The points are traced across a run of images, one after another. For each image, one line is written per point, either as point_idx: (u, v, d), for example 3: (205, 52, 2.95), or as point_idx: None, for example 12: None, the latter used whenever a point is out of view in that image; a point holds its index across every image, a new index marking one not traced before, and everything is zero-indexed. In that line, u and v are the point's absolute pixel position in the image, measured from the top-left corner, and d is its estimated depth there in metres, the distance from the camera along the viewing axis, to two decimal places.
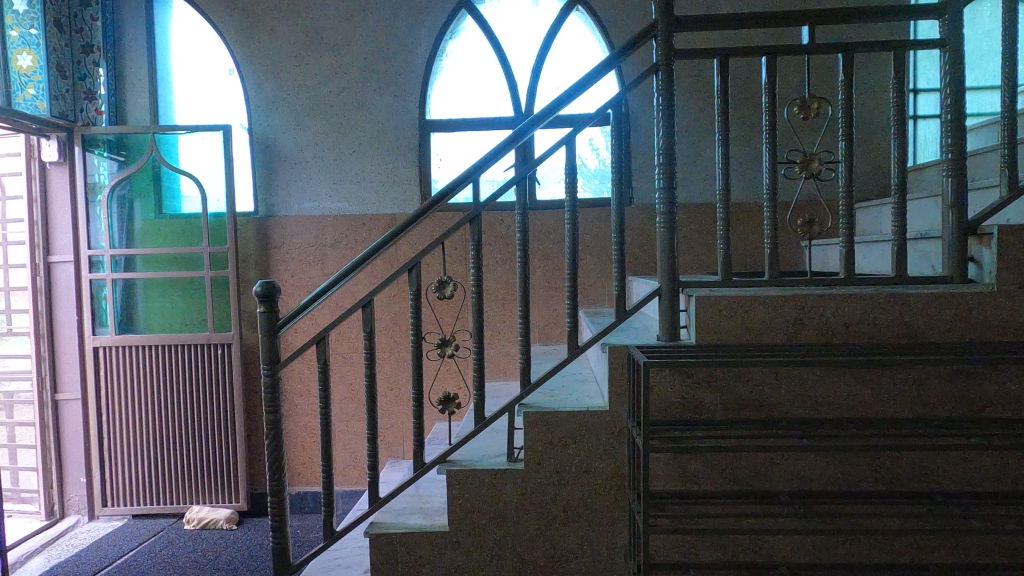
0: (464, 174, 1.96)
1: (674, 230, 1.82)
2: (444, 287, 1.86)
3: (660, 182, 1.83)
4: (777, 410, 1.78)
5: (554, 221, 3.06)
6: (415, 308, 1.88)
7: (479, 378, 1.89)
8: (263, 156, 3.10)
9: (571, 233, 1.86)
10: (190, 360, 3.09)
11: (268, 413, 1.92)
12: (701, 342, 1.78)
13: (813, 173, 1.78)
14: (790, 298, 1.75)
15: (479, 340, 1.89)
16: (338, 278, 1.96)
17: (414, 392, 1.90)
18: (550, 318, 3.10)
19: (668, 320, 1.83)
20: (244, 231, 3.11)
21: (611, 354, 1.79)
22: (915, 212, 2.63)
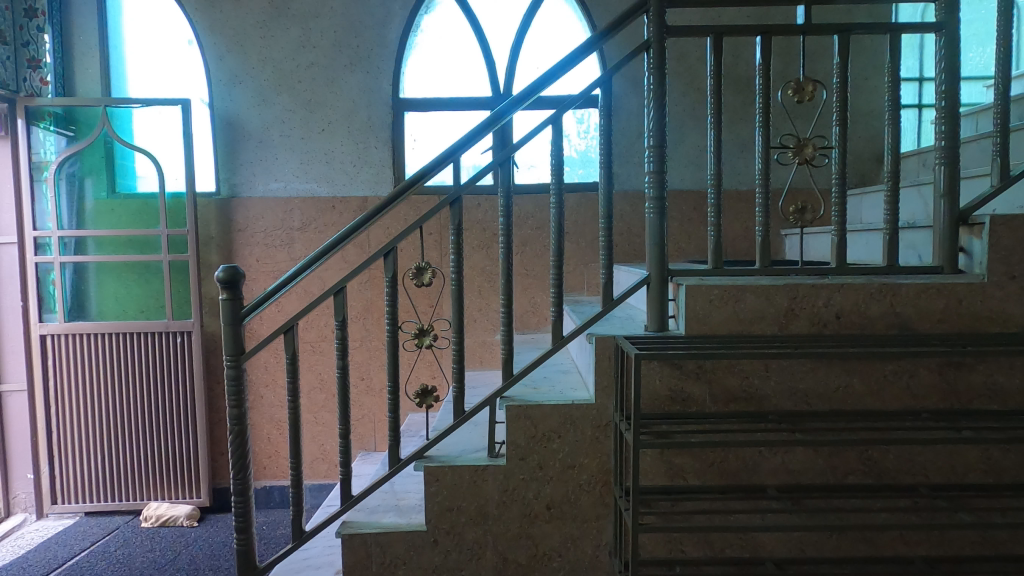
0: (442, 154, 1.84)
1: (665, 216, 1.75)
2: (422, 275, 1.75)
3: (651, 166, 1.75)
4: (767, 403, 1.73)
5: (534, 206, 2.97)
6: (391, 296, 1.78)
7: (459, 370, 1.79)
8: (226, 133, 2.92)
9: (556, 219, 1.77)
10: (147, 349, 2.91)
11: (231, 408, 1.78)
12: (691, 333, 1.71)
13: (806, 159, 1.72)
14: (782, 288, 1.70)
15: (459, 330, 1.79)
16: (306, 267, 1.82)
17: (390, 384, 1.80)
18: (528, 307, 3.01)
19: (656, 310, 1.76)
20: (205, 212, 2.93)
21: (597, 345, 1.71)
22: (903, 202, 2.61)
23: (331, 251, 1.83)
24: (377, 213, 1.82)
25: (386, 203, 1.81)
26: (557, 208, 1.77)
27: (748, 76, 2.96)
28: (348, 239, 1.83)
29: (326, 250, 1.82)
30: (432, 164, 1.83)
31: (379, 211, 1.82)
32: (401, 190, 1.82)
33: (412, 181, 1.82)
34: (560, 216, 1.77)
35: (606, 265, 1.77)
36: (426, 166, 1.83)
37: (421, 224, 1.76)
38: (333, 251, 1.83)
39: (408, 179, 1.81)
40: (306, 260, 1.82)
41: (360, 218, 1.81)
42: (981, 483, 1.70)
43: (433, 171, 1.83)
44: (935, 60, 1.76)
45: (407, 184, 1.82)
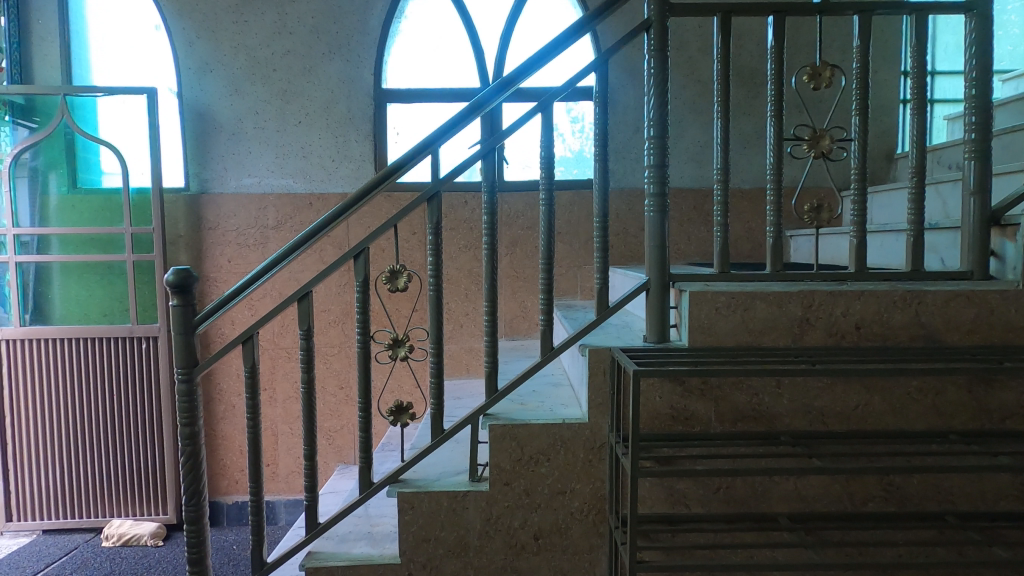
0: (420, 145, 1.66)
1: (666, 215, 1.58)
2: (396, 279, 1.57)
3: (651, 159, 1.57)
4: (779, 422, 1.56)
5: (524, 204, 2.80)
6: (361, 302, 1.60)
7: (437, 385, 1.61)
8: (195, 124, 2.73)
9: (545, 217, 1.59)
10: (109, 355, 2.72)
11: (182, 426, 1.60)
12: (695, 345, 1.54)
13: (823, 152, 1.55)
14: (797, 295, 1.53)
15: (438, 340, 1.61)
16: (270, 268, 1.63)
17: (360, 401, 1.61)
18: (518, 311, 2.83)
19: (656, 319, 1.59)
20: (173, 209, 2.74)
21: (592, 357, 1.54)
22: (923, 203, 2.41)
23: (297, 250, 1.65)
24: (348, 209, 1.64)
25: (357, 197, 1.63)
26: (547, 205, 1.59)
27: (752, 68, 2.79)
28: (315, 237, 1.64)
29: (292, 249, 1.63)
30: (410, 155, 1.65)
31: (350, 206, 1.64)
32: (374, 183, 1.64)
33: (386, 173, 1.64)
34: (549, 213, 1.59)
35: (600, 269, 1.59)
36: (402, 156, 1.65)
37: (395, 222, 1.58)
38: (299, 250, 1.64)
39: (382, 172, 1.63)
40: (270, 260, 1.63)
41: (328, 214, 1.63)
42: (1013, 512, 1.54)
43: (410, 162, 1.65)
44: (966, 43, 1.59)
45: (381, 177, 1.64)
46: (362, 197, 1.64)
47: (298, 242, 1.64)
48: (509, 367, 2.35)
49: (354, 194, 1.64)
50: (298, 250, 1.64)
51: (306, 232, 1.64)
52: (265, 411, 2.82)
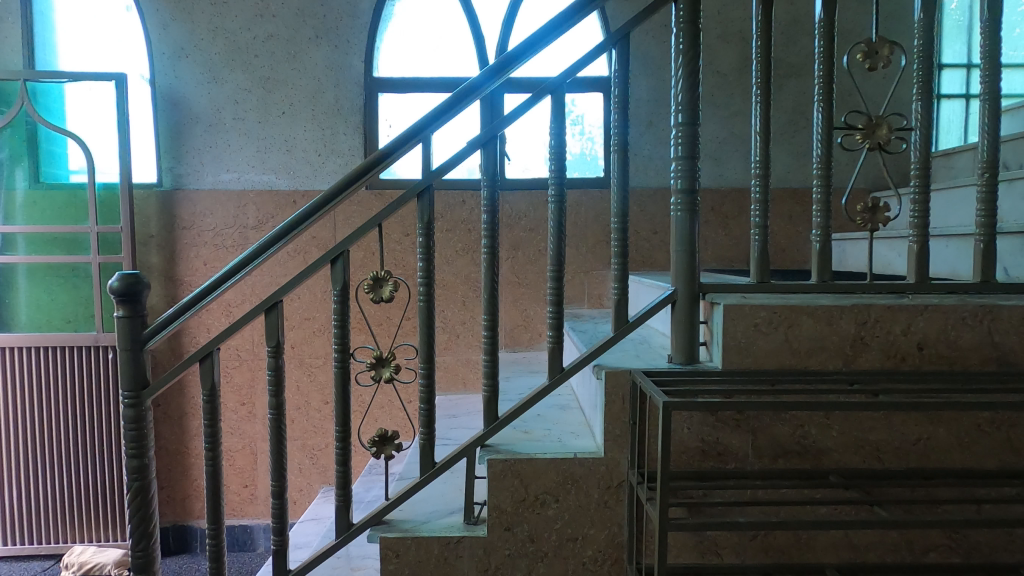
0: (410, 132, 1.42)
1: (696, 217, 1.35)
2: (379, 288, 1.34)
3: (679, 149, 1.35)
4: (826, 458, 1.33)
5: (527, 204, 2.57)
6: (339, 314, 1.36)
7: (427, 412, 1.37)
8: (169, 113, 2.50)
9: (554, 216, 1.37)
10: (72, 366, 2.49)
11: (130, 457, 1.37)
12: (730, 367, 1.31)
13: (879, 143, 1.33)
14: (849, 310, 1.30)
15: (427, 358, 1.37)
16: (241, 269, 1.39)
17: (337, 429, 1.38)
18: (519, 320, 2.60)
19: (683, 337, 1.36)
20: (144, 206, 2.51)
21: (608, 381, 1.32)
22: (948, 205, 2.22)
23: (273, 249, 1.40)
24: (331, 201, 1.40)
25: (340, 187, 1.38)
26: (557, 204, 1.37)
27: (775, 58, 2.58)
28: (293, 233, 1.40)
29: (268, 246, 1.39)
30: (400, 140, 1.41)
31: (334, 198, 1.39)
32: (360, 172, 1.39)
33: (373, 161, 1.40)
34: (559, 212, 1.37)
35: (617, 278, 1.37)
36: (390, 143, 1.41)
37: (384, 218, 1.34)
38: (277, 248, 1.39)
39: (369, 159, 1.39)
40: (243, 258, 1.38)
41: (307, 206, 1.38)
42: None
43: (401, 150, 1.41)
44: None
45: (367, 166, 1.40)
46: (347, 187, 1.39)
47: (274, 238, 1.39)
48: (509, 385, 2.09)
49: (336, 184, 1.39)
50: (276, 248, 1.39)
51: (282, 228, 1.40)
52: (243, 428, 2.59)
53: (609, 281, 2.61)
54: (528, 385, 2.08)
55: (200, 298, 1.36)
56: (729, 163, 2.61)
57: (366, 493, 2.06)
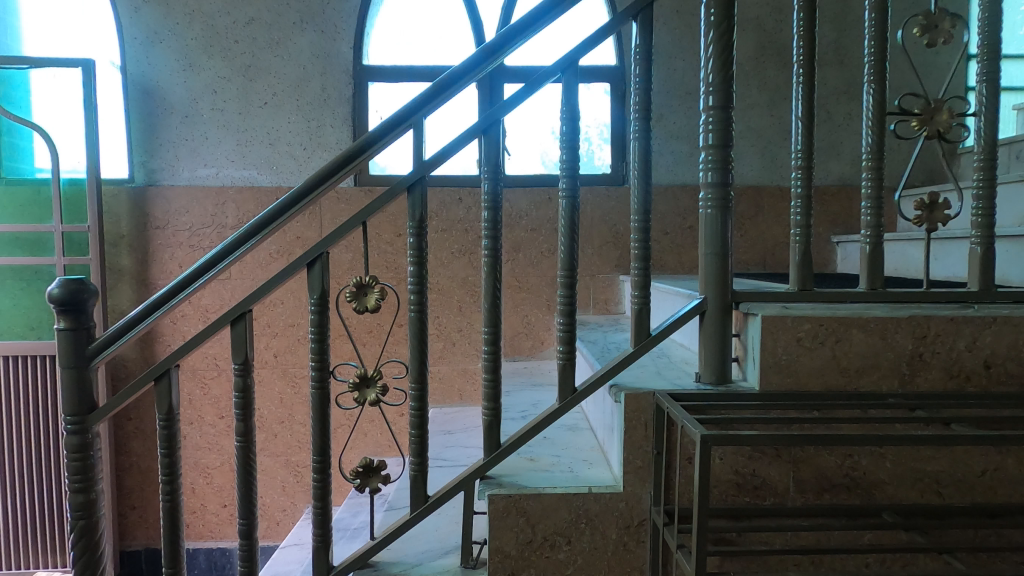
0: (395, 115, 1.16)
1: (729, 215, 1.18)
2: (364, 297, 1.17)
3: (709, 137, 1.17)
4: (878, 493, 1.15)
5: (529, 202, 2.40)
6: (317, 327, 1.17)
7: (419, 439, 1.19)
8: (142, 103, 2.32)
9: (565, 213, 1.19)
10: (35, 377, 2.30)
11: (75, 492, 1.18)
12: (768, 388, 1.14)
13: (938, 129, 1.17)
14: (906, 322, 1.13)
15: (419, 376, 1.19)
16: (211, 268, 1.16)
17: (316, 459, 1.19)
18: (520, 327, 2.42)
19: (712, 353, 1.19)
20: (115, 203, 2.32)
21: (628, 405, 1.14)
22: (1007, 200, 1.92)
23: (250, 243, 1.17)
24: (314, 190, 1.16)
25: (325, 174, 1.16)
26: (568, 199, 1.19)
27: None
28: (273, 226, 1.18)
29: (245, 240, 1.17)
30: (387, 126, 1.15)
31: (318, 188, 1.16)
32: (345, 158, 1.16)
33: (360, 145, 1.16)
34: (572, 208, 1.19)
35: (637, 286, 1.19)
36: (374, 130, 1.16)
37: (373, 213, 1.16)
38: (255, 241, 1.17)
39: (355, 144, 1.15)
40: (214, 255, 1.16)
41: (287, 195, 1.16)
42: None
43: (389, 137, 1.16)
44: None
45: (353, 152, 1.16)
46: (330, 177, 1.16)
47: (251, 230, 1.16)
48: (512, 399, 1.88)
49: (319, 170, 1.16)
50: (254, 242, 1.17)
51: (259, 219, 1.17)
52: (222, 444, 2.40)
53: (616, 285, 2.44)
54: (532, 399, 1.88)
55: (168, 298, 1.17)
56: (744, 159, 2.44)
57: (348, 518, 1.87)
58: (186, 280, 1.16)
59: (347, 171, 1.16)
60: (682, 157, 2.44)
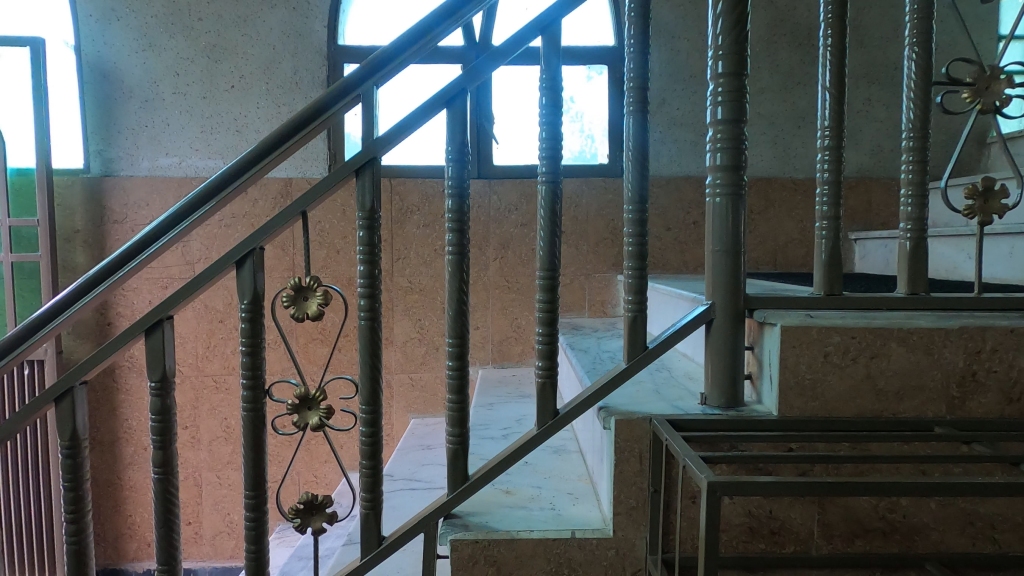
0: (342, 84, 0.96)
1: (742, 204, 0.98)
2: (304, 302, 0.98)
3: (718, 111, 0.98)
4: (920, 540, 0.95)
5: (518, 195, 2.21)
6: (248, 338, 0.98)
7: (371, 472, 1.00)
8: (98, 86, 2.13)
9: (544, 200, 0.99)
10: None
11: None
12: (789, 414, 0.94)
13: (993, 103, 0.97)
14: (956, 335, 0.93)
15: (371, 397, 0.99)
16: (153, 243, 0.96)
17: (248, 496, 1.00)
18: (509, 331, 2.23)
19: (720, 370, 0.99)
20: (69, 196, 2.14)
21: (619, 434, 0.95)
22: None
23: (202, 211, 0.96)
24: (254, 165, 0.96)
25: (259, 151, 0.96)
26: (549, 183, 0.99)
27: (808, 25, 2.21)
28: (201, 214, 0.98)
29: (197, 207, 0.96)
30: (330, 96, 0.95)
31: (260, 162, 0.96)
32: (287, 130, 0.96)
33: (302, 116, 0.96)
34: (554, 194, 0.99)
35: (629, 290, 0.99)
36: (315, 101, 0.96)
37: (319, 198, 0.97)
38: (207, 210, 0.96)
39: (298, 113, 0.95)
40: (157, 226, 0.95)
41: (229, 165, 0.95)
42: None
43: (333, 110, 0.96)
44: None
45: (295, 124, 0.96)
46: (269, 153, 0.96)
47: (204, 194, 0.96)
48: (477, 414, 1.62)
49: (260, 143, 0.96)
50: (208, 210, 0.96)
51: (211, 183, 0.96)
52: (186, 456, 2.22)
53: (614, 286, 2.24)
54: (515, 414, 1.63)
55: (109, 275, 0.95)
56: (754, 148, 2.24)
57: (311, 547, 1.68)
58: (126, 255, 0.95)
59: (286, 148, 0.96)
60: (685, 146, 2.24)
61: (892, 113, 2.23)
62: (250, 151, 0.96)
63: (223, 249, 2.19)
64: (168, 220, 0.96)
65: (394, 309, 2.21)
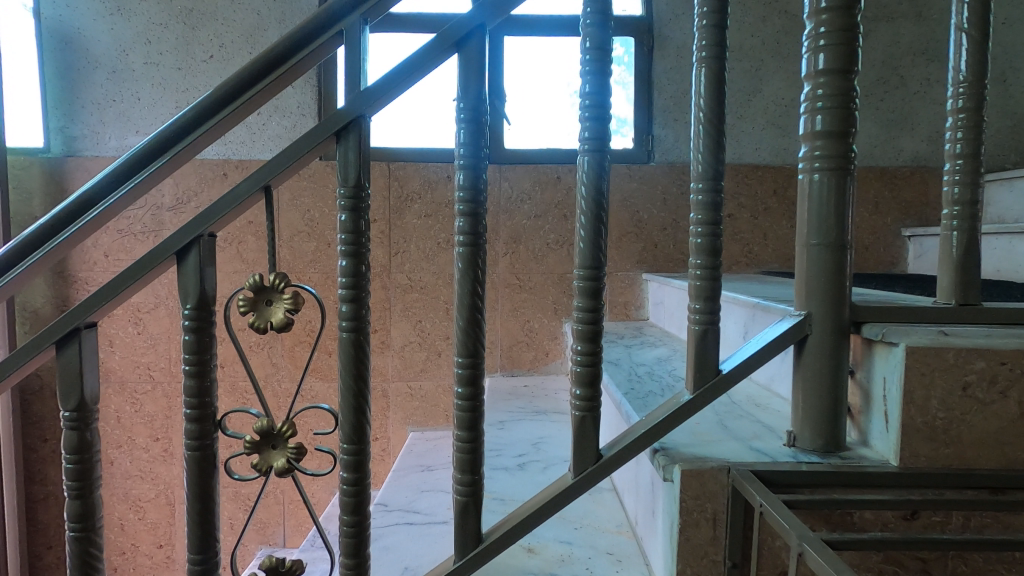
0: (319, 16, 0.72)
1: (850, 183, 0.74)
2: (266, 309, 0.74)
3: (818, 59, 0.73)
4: None
5: (532, 182, 1.97)
6: (193, 355, 0.74)
7: (354, 529, 0.76)
8: (60, 55, 1.89)
9: (586, 173, 0.74)
10: None
11: None
12: (912, 466, 0.70)
13: None
14: None
15: (355, 432, 0.76)
16: (93, 207, 0.72)
17: (193, 557, 0.77)
18: (520, 334, 1.99)
19: (815, 404, 0.75)
20: (26, 179, 1.90)
21: (687, 489, 0.70)
22: None
23: (151, 170, 0.73)
24: (207, 119, 0.72)
25: (217, 99, 0.72)
26: (593, 153, 0.74)
27: None
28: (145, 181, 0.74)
29: (146, 164, 0.72)
30: (302, 34, 0.72)
31: (216, 113, 0.72)
32: (250, 74, 0.72)
33: (267, 58, 0.72)
34: (600, 164, 0.74)
35: (694, 298, 0.75)
36: (281, 40, 0.72)
37: (288, 167, 0.73)
38: (156, 170, 0.72)
39: (260, 55, 0.72)
40: (98, 184, 0.72)
41: (177, 117, 0.72)
42: None
43: (305, 52, 0.72)
44: None
45: (259, 67, 0.72)
46: (227, 103, 0.72)
47: (148, 149, 0.72)
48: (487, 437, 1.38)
49: (213, 90, 0.72)
50: (158, 168, 0.72)
51: (162, 132, 0.72)
52: (157, 472, 1.98)
53: (638, 286, 2.00)
54: (532, 435, 1.39)
55: (46, 238, 0.73)
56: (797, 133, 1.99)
57: None
58: (61, 219, 0.72)
59: (249, 99, 0.73)
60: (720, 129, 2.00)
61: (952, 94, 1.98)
62: (202, 101, 0.72)
63: None
64: (112, 177, 0.72)
65: (392, 309, 1.97)
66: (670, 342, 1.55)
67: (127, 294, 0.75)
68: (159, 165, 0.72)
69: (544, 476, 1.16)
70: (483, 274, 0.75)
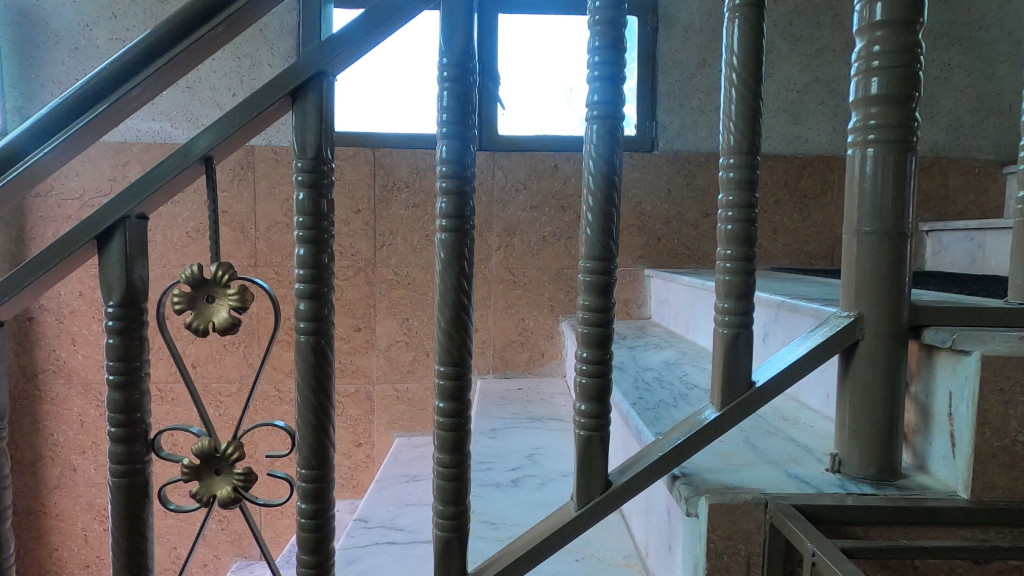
0: None
1: (911, 158, 0.61)
2: (206, 306, 0.61)
3: (875, 9, 0.60)
4: None
5: (527, 170, 1.84)
6: (119, 361, 0.61)
7: (315, 568, 0.64)
8: (18, 30, 1.75)
9: (596, 145, 0.62)
10: None
11: None
12: (987, 500, 0.58)
13: None
14: None
15: (315, 454, 0.63)
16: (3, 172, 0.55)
17: None
18: (514, 334, 1.87)
19: (866, 423, 0.63)
20: None
21: (717, 528, 0.58)
22: None
23: (83, 123, 0.56)
24: (150, 61, 0.56)
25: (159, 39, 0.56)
26: (603, 121, 0.61)
27: None
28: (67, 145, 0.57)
29: (72, 117, 0.56)
30: None
31: (165, 52, 0.56)
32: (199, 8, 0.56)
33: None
34: (613, 133, 0.61)
35: (723, 296, 0.63)
36: None
37: (237, 132, 0.60)
38: (84, 125, 0.56)
39: None
40: (8, 145, 0.55)
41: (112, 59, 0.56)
42: None
43: None
44: None
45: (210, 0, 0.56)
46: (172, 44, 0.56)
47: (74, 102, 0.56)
48: (477, 449, 1.25)
49: (159, 25, 0.56)
50: (90, 121, 0.56)
51: (93, 79, 0.56)
52: None
53: (640, 282, 1.88)
54: (527, 445, 1.27)
55: None
56: (809, 121, 1.88)
57: None
58: None
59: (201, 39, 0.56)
60: None
61: (973, 81, 1.87)
62: (146, 37, 0.56)
63: (169, 231, 1.81)
64: (31, 134, 0.56)
65: (377, 306, 1.84)
66: (677, 344, 1.43)
67: (45, 284, 0.62)
68: (93, 116, 0.55)
69: (539, 495, 1.03)
70: (470, 267, 0.62)
